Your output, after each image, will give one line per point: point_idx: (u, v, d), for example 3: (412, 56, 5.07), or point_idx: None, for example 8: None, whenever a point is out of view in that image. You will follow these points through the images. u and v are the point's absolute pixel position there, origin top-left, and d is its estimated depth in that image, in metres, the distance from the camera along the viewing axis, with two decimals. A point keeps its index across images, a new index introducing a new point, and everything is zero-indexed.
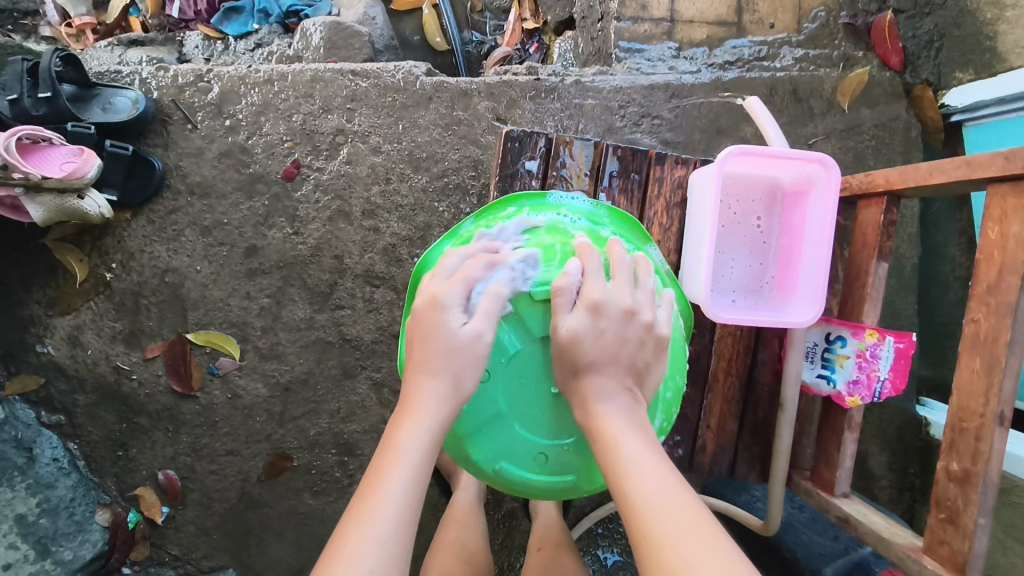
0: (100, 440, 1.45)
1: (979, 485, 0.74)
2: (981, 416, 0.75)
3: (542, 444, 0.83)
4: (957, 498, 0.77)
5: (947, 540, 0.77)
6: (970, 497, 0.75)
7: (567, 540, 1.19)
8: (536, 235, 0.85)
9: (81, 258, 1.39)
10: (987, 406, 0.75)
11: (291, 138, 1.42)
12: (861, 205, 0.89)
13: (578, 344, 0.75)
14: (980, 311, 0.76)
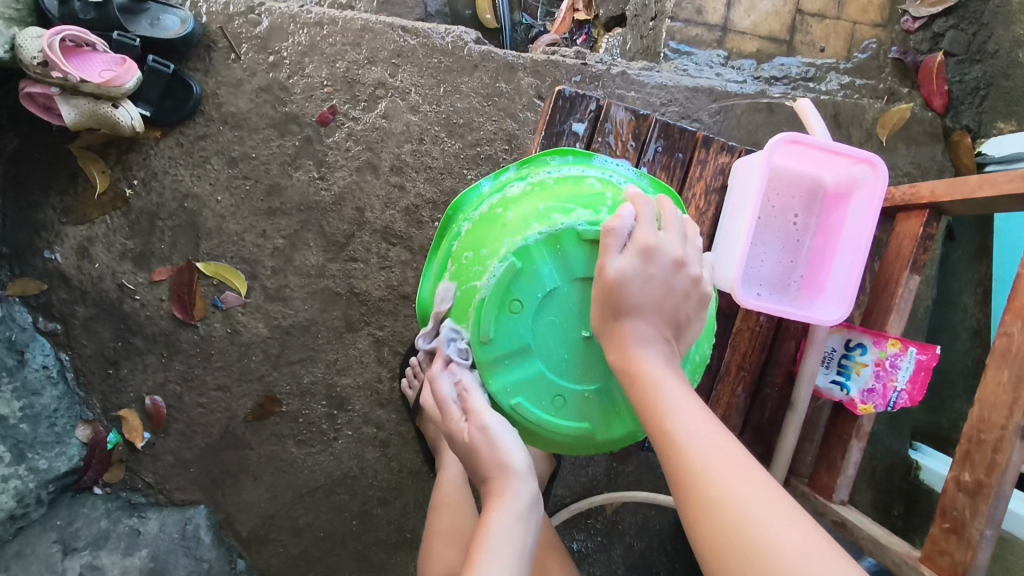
0: (93, 355, 1.43)
1: (992, 497, 0.78)
2: (1002, 428, 0.79)
3: (562, 387, 0.81)
4: (966, 508, 0.81)
5: (948, 550, 0.81)
6: (980, 508, 0.79)
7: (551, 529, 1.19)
8: (583, 185, 0.84)
9: (103, 170, 1.38)
10: (1009, 419, 0.78)
11: (331, 83, 1.41)
12: (899, 218, 0.89)
13: (626, 285, 0.74)
14: (1013, 324, 0.80)
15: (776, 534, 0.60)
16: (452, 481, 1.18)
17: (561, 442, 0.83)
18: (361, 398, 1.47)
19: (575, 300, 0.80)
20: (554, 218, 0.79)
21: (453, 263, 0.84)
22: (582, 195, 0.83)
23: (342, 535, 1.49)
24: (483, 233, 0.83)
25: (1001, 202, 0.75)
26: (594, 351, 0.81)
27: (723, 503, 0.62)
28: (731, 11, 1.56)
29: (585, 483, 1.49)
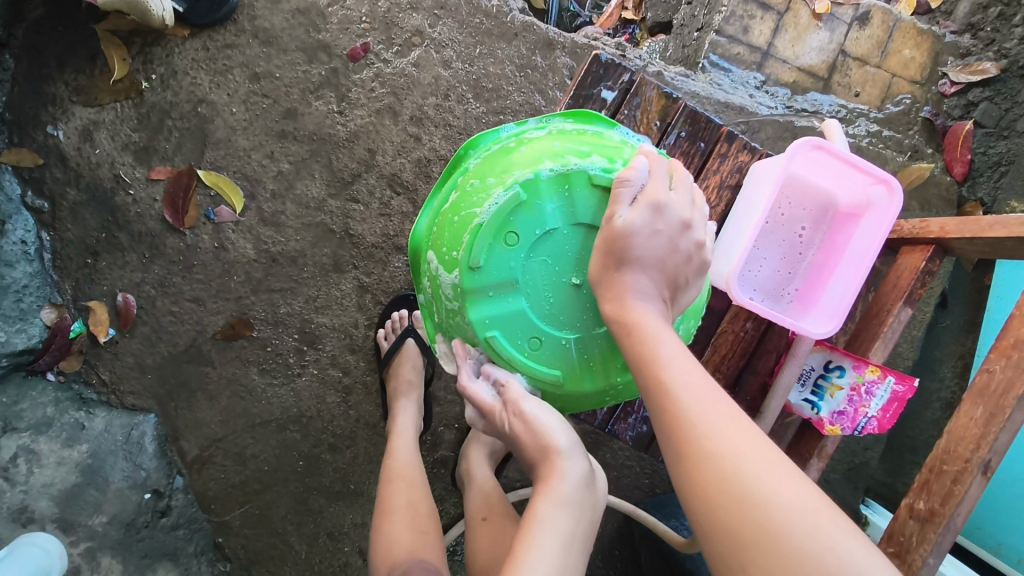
0: (74, 241, 1.41)
1: (942, 527, 0.80)
2: (965, 462, 0.80)
3: (542, 330, 0.82)
4: (915, 534, 0.83)
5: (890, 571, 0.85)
6: (928, 536, 0.81)
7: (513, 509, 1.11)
8: (602, 139, 0.84)
9: (124, 57, 1.37)
10: (974, 453, 0.79)
11: (369, 21, 1.40)
12: (903, 251, 0.89)
13: (632, 238, 0.74)
14: (998, 362, 0.81)
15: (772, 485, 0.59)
16: (404, 459, 1.16)
17: (530, 386, 0.84)
18: (334, 340, 1.44)
19: (572, 246, 0.81)
20: (569, 159, 0.80)
21: (456, 188, 0.83)
22: (600, 145, 0.83)
23: (286, 472, 1.47)
24: (494, 163, 0.82)
25: (1009, 245, 0.74)
26: (580, 301, 0.82)
27: (717, 454, 0.62)
28: (776, 35, 1.55)
29: None
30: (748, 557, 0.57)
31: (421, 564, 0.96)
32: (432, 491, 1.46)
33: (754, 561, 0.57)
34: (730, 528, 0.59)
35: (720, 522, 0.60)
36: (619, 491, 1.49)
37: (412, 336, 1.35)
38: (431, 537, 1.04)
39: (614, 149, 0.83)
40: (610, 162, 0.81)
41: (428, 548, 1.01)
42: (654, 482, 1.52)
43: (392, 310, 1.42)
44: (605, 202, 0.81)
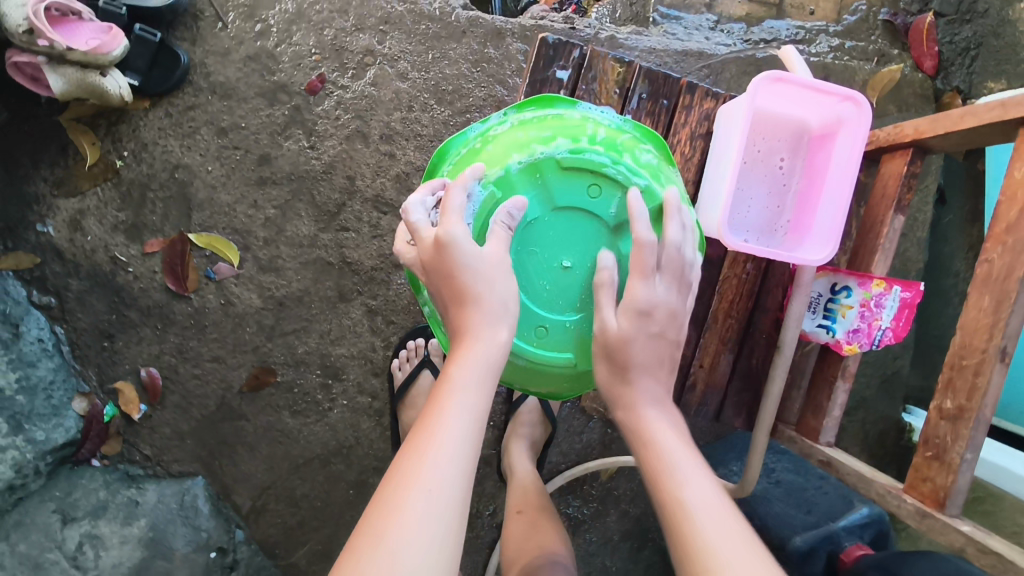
0: (87, 328, 1.44)
1: (974, 422, 0.74)
2: (982, 352, 0.75)
3: (543, 317, 0.84)
4: (947, 435, 0.77)
5: (932, 480, 0.77)
6: (961, 433, 0.75)
7: (546, 503, 1.11)
8: (564, 120, 0.83)
9: (93, 142, 1.39)
10: (990, 343, 0.74)
11: (319, 52, 1.41)
12: (884, 159, 0.89)
13: (631, 335, 0.72)
14: (995, 251, 0.75)
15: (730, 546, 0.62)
16: None
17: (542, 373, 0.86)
18: (356, 367, 1.47)
19: (553, 232, 0.82)
20: (534, 149, 0.80)
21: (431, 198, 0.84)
22: (563, 126, 0.82)
23: (340, 504, 1.50)
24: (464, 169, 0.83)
25: (986, 132, 0.74)
26: (577, 281, 0.83)
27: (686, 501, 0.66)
28: None
29: (580, 450, 1.49)
30: None
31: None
32: (483, 491, 1.49)
33: None
34: None
35: None
36: None
37: (427, 369, 1.39)
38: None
39: (576, 128, 0.82)
40: (574, 141, 0.80)
41: None
42: None
43: (409, 339, 1.44)
44: (577, 183, 0.81)
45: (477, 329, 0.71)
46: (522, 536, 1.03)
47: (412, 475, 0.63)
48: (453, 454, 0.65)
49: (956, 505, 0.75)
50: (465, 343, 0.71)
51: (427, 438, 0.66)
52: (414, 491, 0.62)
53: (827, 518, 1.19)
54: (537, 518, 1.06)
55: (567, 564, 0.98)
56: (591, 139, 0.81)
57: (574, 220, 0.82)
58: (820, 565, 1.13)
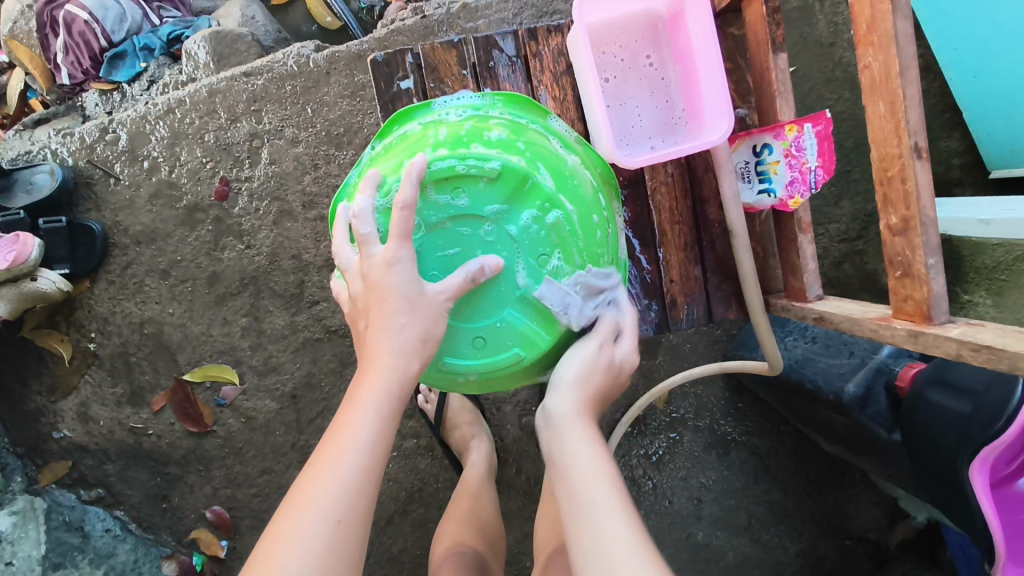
0: (143, 499, 1.49)
1: (920, 228, 0.62)
2: (899, 157, 0.63)
3: (476, 328, 0.77)
4: (905, 250, 0.65)
5: (909, 294, 0.65)
6: (914, 243, 0.63)
7: None
8: (411, 134, 0.79)
9: (61, 338, 1.43)
10: (900, 145, 0.62)
11: (210, 159, 1.42)
12: (745, 5, 0.85)
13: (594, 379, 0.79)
14: (868, 55, 0.63)
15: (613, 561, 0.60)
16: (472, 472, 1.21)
17: (502, 376, 0.80)
18: None
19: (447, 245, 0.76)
20: (387, 181, 0.75)
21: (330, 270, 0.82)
22: (409, 145, 0.77)
23: None
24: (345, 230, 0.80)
25: None
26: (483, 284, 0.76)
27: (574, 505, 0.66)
28: None
29: (625, 393, 1.52)
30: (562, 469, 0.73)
31: (463, 552, 0.99)
32: None
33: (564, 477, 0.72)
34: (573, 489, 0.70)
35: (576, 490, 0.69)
36: (702, 359, 1.49)
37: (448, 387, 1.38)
38: (487, 529, 1.08)
39: (421, 140, 0.77)
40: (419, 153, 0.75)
41: (475, 537, 1.03)
42: (724, 329, 1.51)
43: None
44: (442, 188, 0.74)
45: (379, 347, 0.69)
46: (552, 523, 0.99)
47: (309, 486, 0.63)
48: (362, 460, 0.65)
49: (945, 311, 0.63)
50: (369, 362, 0.70)
51: (334, 443, 0.66)
52: (309, 502, 0.62)
53: (871, 353, 1.17)
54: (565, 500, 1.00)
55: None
56: (440, 140, 0.76)
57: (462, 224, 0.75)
58: (883, 401, 1.11)
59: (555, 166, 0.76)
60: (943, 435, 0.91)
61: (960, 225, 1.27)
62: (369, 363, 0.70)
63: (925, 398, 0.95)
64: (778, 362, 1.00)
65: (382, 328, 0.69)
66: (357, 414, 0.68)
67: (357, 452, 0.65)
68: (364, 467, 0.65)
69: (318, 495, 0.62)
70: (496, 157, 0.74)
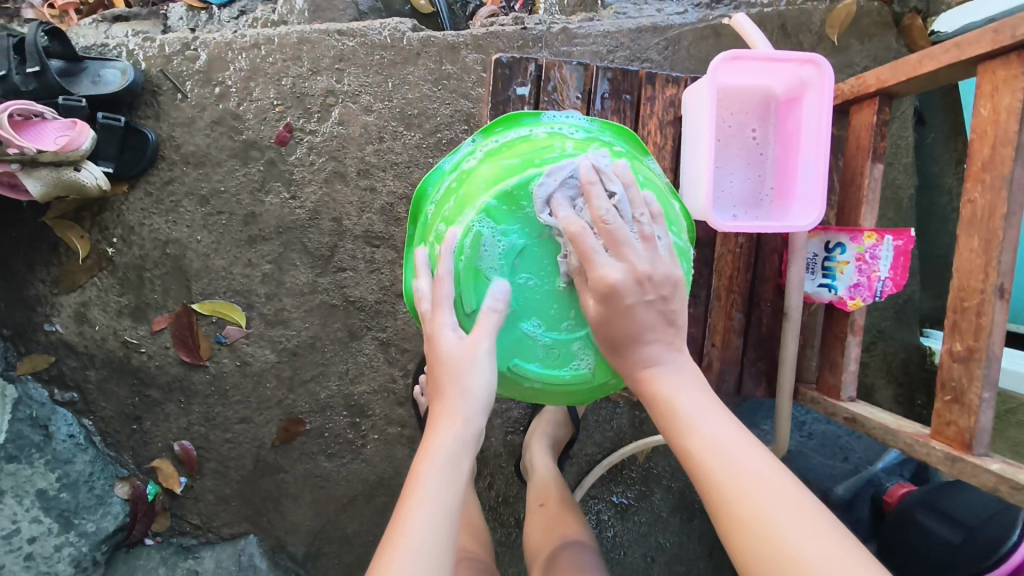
0: (114, 414, 1.46)
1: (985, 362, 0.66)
2: (980, 292, 0.67)
3: (552, 339, 0.83)
4: (961, 378, 0.69)
5: (953, 420, 0.70)
6: (974, 373, 0.67)
7: (569, 497, 1.22)
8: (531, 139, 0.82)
9: (81, 235, 1.40)
10: (986, 282, 0.66)
11: (281, 102, 1.42)
12: (853, 111, 0.89)
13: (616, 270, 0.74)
14: (974, 191, 0.68)
15: (800, 535, 0.60)
16: None
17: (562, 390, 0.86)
18: (380, 401, 1.48)
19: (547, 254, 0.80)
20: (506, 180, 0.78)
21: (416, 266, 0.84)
22: (531, 149, 0.81)
23: None
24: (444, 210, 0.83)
25: (944, 74, 0.74)
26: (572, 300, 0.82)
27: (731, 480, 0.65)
28: None
29: (612, 436, 1.54)
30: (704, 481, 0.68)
31: (467, 557, 1.00)
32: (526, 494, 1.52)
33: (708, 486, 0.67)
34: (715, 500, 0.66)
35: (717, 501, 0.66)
36: None
37: None
38: (477, 532, 1.09)
39: (545, 147, 0.80)
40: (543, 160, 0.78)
41: (475, 540, 1.05)
42: None
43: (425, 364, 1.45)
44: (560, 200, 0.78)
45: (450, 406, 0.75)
46: (545, 531, 1.13)
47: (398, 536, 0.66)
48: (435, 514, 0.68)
49: (985, 445, 0.67)
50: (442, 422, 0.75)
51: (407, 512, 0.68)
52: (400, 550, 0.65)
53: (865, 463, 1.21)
54: (558, 511, 1.17)
55: (589, 544, 1.08)
56: (566, 153, 0.79)
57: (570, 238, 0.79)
58: (866, 510, 1.15)
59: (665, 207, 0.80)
60: (929, 557, 0.96)
61: None
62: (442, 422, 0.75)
63: (916, 520, 1.00)
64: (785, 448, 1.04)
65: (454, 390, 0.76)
66: (426, 477, 0.70)
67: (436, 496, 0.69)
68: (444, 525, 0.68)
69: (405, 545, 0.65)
70: None
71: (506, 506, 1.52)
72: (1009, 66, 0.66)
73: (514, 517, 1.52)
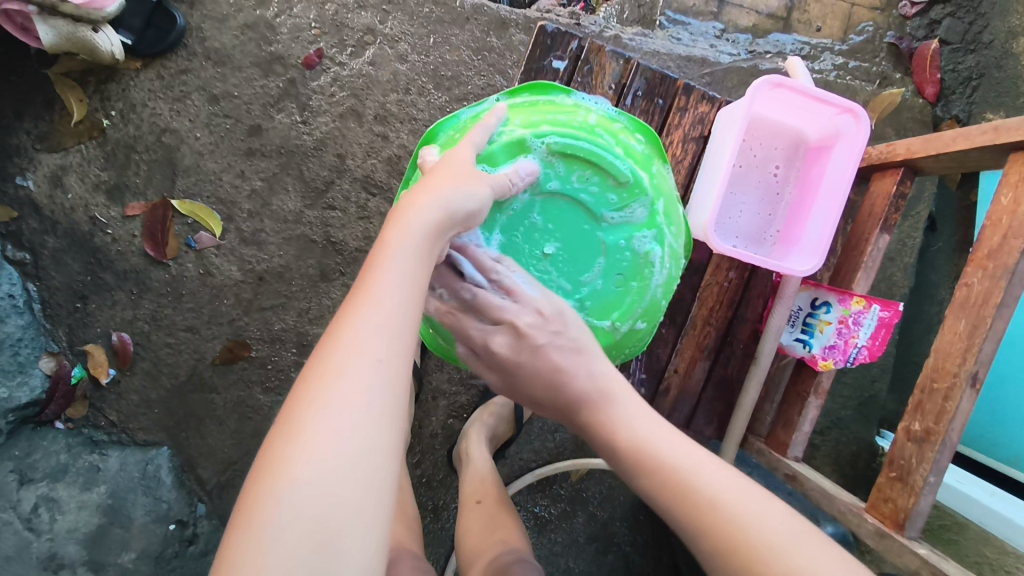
0: (61, 288, 1.40)
1: (939, 445, 0.72)
2: (953, 376, 0.72)
3: None
4: (912, 456, 0.75)
5: (893, 498, 0.76)
6: (925, 455, 0.74)
7: (505, 496, 1.18)
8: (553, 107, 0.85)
9: (81, 98, 1.35)
10: (962, 366, 0.71)
11: (319, 26, 1.39)
12: (874, 177, 0.89)
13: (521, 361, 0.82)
14: (975, 275, 0.72)
15: (753, 512, 0.64)
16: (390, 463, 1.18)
17: None
18: None
19: (538, 215, 0.88)
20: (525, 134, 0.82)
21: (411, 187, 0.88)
22: (555, 114, 0.84)
23: None
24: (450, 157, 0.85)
25: (975, 156, 0.75)
26: (557, 266, 0.90)
27: (682, 478, 0.68)
28: None
29: (551, 448, 1.52)
30: (680, 509, 0.67)
31: (406, 555, 0.96)
32: (451, 480, 1.49)
33: (670, 507, 0.68)
34: (695, 520, 0.65)
35: (686, 510, 0.66)
36: None
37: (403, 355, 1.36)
38: (409, 525, 1.06)
39: (568, 115, 0.84)
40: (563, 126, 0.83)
41: (411, 537, 1.02)
42: None
43: None
44: (567, 166, 0.85)
45: (396, 249, 0.64)
46: (483, 530, 1.08)
47: (319, 388, 0.57)
48: (377, 350, 0.59)
49: (917, 528, 0.74)
50: (380, 258, 0.64)
51: (334, 358, 0.58)
52: (320, 412, 0.56)
53: None
54: (495, 509, 1.13)
55: (525, 549, 1.04)
56: (585, 125, 0.83)
57: (566, 209, 0.88)
58: None
59: (670, 205, 0.86)
60: None
61: None
62: (387, 258, 0.64)
63: None
64: None
65: (435, 193, 0.69)
66: (358, 324, 0.60)
67: (365, 349, 0.59)
68: (388, 354, 0.60)
69: (324, 404, 0.56)
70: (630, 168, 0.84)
71: (429, 487, 1.48)
72: None
73: (432, 502, 1.48)
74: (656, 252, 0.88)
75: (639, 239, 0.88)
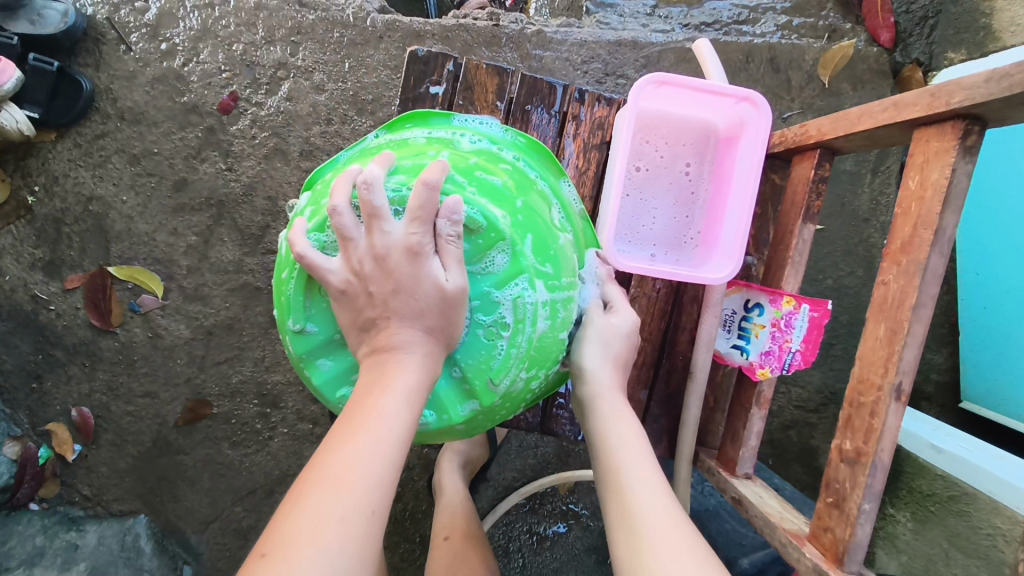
0: (15, 370, 1.38)
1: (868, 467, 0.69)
2: (878, 389, 0.69)
3: None
4: (845, 481, 0.72)
5: (830, 527, 0.73)
6: (857, 479, 0.70)
7: (477, 531, 1.13)
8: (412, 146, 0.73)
9: (2, 178, 1.33)
10: (885, 378, 0.68)
11: (229, 69, 1.34)
12: (796, 160, 0.86)
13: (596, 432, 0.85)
14: (890, 272, 0.69)
15: None
16: None
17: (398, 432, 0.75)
18: (293, 395, 1.41)
19: None
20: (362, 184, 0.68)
21: (285, 228, 0.69)
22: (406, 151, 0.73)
23: None
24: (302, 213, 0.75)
25: (882, 134, 0.73)
26: None
27: None
28: None
29: (534, 464, 1.47)
30: None
31: None
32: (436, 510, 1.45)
33: None
34: None
35: None
36: None
37: None
38: None
39: (419, 152, 0.72)
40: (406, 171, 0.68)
41: None
42: None
43: None
44: None
45: (395, 379, 0.60)
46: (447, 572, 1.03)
47: (299, 518, 0.50)
48: (373, 492, 0.53)
49: (856, 561, 0.70)
50: (377, 385, 0.60)
51: (326, 488, 0.52)
52: (295, 550, 0.49)
53: None
54: (463, 548, 1.08)
55: None
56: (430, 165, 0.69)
57: None
58: None
59: (541, 239, 0.71)
60: None
61: (913, 442, 1.25)
62: (382, 385, 0.59)
63: None
64: (683, 508, 0.98)
65: (411, 285, 0.62)
66: (355, 451, 0.55)
67: (363, 479, 0.53)
68: (381, 502, 0.54)
69: (305, 541, 0.49)
70: (481, 209, 0.68)
71: (414, 521, 1.44)
72: (942, 136, 0.65)
73: (419, 536, 1.44)
74: (529, 297, 0.70)
75: (507, 287, 0.70)
